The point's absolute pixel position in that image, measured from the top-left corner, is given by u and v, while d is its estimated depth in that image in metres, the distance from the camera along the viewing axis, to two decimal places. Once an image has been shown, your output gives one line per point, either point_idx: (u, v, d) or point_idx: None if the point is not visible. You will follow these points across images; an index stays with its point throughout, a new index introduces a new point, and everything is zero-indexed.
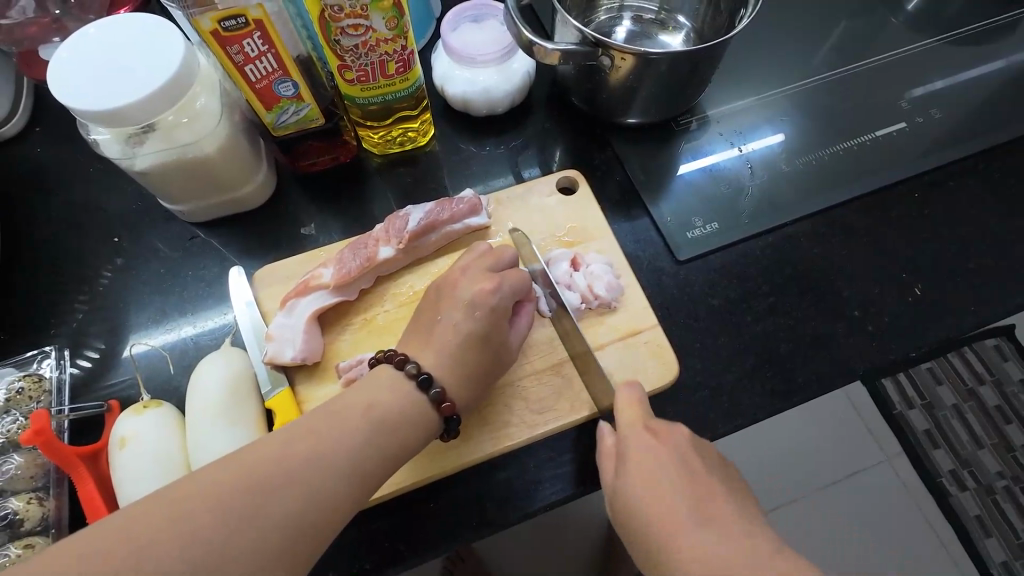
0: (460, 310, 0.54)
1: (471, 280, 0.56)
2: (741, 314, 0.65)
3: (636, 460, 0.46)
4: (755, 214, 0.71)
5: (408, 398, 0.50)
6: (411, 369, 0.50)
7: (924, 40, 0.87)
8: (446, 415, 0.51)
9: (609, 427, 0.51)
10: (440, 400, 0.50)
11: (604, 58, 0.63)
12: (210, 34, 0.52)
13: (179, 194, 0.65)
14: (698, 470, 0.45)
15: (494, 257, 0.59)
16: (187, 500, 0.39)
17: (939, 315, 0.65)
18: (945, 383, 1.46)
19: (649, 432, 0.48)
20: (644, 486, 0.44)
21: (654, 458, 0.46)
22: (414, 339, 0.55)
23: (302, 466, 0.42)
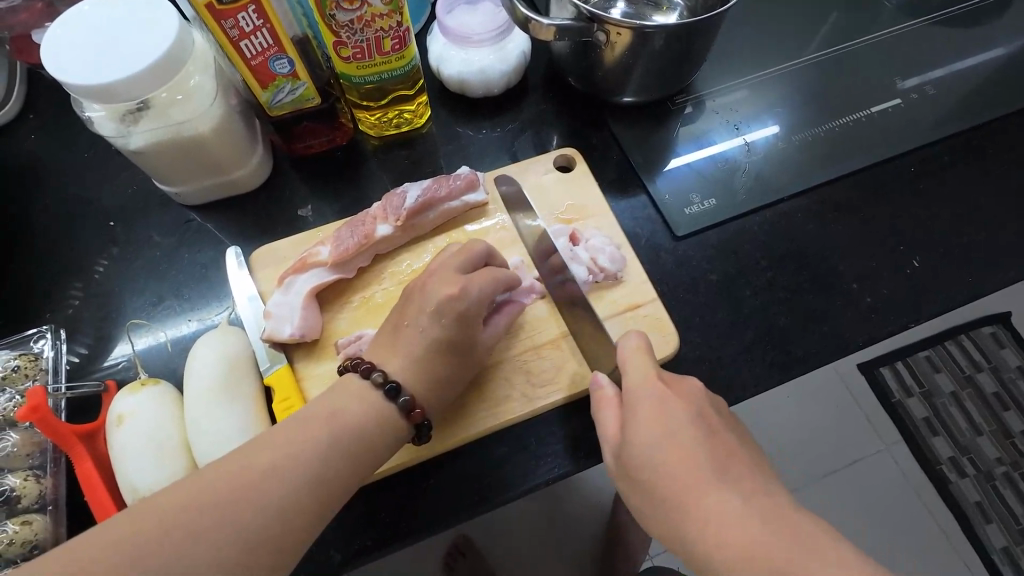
0: (426, 316, 0.53)
1: (439, 283, 0.54)
2: (740, 290, 0.65)
3: (651, 412, 0.46)
4: (752, 191, 0.71)
5: (377, 405, 0.49)
6: (378, 377, 0.50)
7: (916, 21, 0.88)
8: (417, 422, 0.51)
9: (608, 380, 0.52)
10: (410, 408, 0.50)
11: (599, 33, 0.63)
12: (204, 8, 0.51)
13: (175, 175, 0.65)
14: (713, 423, 0.46)
15: (465, 257, 0.57)
16: (156, 509, 0.39)
17: (937, 288, 0.65)
18: (943, 370, 1.47)
19: (662, 382, 0.49)
20: (661, 439, 0.44)
21: (663, 403, 0.46)
22: (382, 344, 0.53)
23: (268, 470, 0.42)
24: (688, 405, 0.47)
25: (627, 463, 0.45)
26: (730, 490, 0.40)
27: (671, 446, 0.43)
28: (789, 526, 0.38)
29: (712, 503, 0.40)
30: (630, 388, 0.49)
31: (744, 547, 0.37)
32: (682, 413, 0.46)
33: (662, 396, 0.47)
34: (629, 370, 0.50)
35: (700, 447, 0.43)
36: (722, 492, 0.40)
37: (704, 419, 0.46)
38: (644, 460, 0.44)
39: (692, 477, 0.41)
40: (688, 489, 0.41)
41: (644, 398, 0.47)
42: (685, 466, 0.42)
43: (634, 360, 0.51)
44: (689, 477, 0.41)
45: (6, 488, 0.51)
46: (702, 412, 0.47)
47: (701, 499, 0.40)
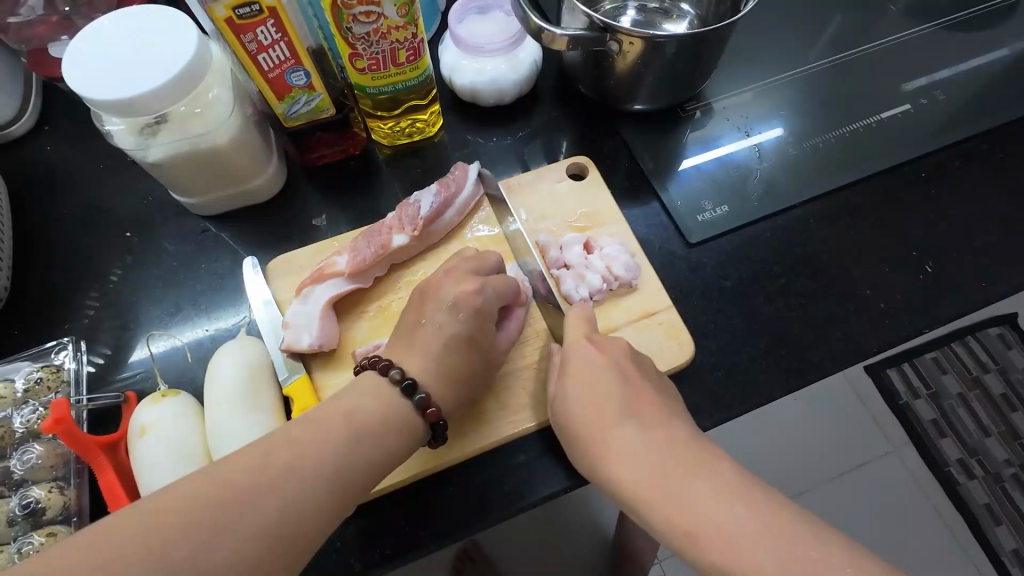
0: (443, 311, 0.53)
1: (456, 282, 0.56)
2: (754, 295, 0.66)
3: (577, 371, 0.51)
4: (764, 197, 0.71)
5: (394, 404, 0.49)
6: (396, 374, 0.50)
7: (921, 26, 0.88)
8: (433, 421, 0.50)
9: (559, 347, 0.57)
10: (426, 406, 0.50)
11: (612, 43, 0.64)
12: (224, 22, 0.52)
13: (192, 186, 0.65)
14: (633, 375, 0.50)
15: (479, 261, 0.58)
16: (205, 494, 0.39)
17: (950, 292, 0.66)
18: (950, 372, 1.46)
19: (590, 343, 0.53)
20: (583, 385, 0.50)
21: (594, 364, 0.51)
22: (398, 343, 0.54)
23: (315, 461, 0.43)
24: (610, 363, 0.51)
25: (562, 421, 0.51)
26: (637, 430, 0.46)
27: (590, 403, 0.49)
28: (684, 462, 0.43)
29: (619, 447, 0.45)
30: (566, 349, 0.54)
31: (596, 428, 0.47)
32: (608, 376, 0.50)
33: (589, 355, 0.52)
34: (568, 331, 0.56)
35: (611, 392, 0.49)
36: (622, 426, 0.46)
37: (623, 370, 0.51)
38: (572, 407, 0.50)
39: (602, 420, 0.47)
40: (599, 428, 0.47)
41: (578, 355, 0.52)
42: (599, 412, 0.48)
43: (573, 322, 0.56)
44: (604, 413, 0.48)
45: (30, 500, 0.51)
46: (622, 366, 0.51)
47: (612, 443, 0.46)
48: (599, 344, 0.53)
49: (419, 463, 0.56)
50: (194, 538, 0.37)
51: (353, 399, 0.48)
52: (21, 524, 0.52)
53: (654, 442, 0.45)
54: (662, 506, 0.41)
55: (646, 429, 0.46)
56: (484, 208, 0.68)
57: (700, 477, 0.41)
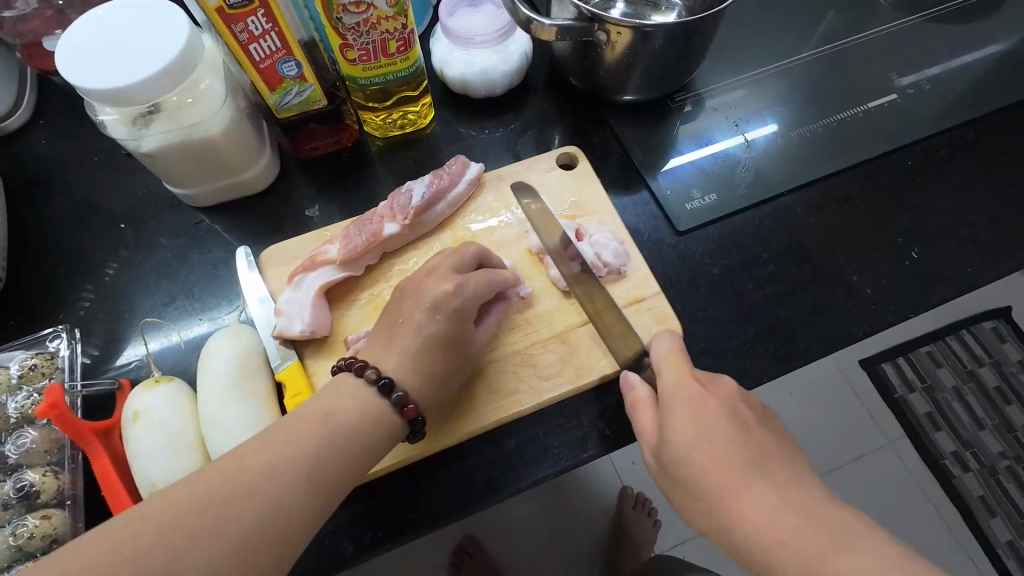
0: (421, 311, 0.53)
1: (435, 281, 0.55)
2: (742, 282, 0.66)
3: (690, 417, 0.45)
4: (752, 185, 0.72)
5: (371, 402, 0.49)
6: (372, 374, 0.49)
7: (909, 17, 0.89)
8: (412, 417, 0.50)
9: (639, 379, 0.52)
10: (403, 404, 0.49)
11: (600, 33, 0.65)
12: (215, 12, 0.52)
13: (185, 177, 0.66)
14: (749, 424, 0.46)
15: (458, 257, 0.58)
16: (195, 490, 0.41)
17: (937, 279, 0.66)
18: (944, 366, 1.47)
19: (698, 383, 0.48)
20: (696, 437, 0.44)
21: (705, 409, 0.46)
22: (378, 342, 0.54)
23: (307, 448, 0.45)
24: (722, 406, 0.46)
25: (666, 457, 0.46)
26: (764, 486, 0.42)
27: (709, 451, 0.43)
28: (826, 526, 0.39)
29: (750, 502, 0.41)
30: (665, 388, 0.48)
31: (719, 474, 0.42)
32: (722, 420, 0.45)
33: (702, 399, 0.47)
34: (663, 369, 0.50)
35: (737, 447, 0.44)
36: (758, 488, 0.42)
37: (740, 422, 0.46)
38: (682, 459, 0.44)
39: (726, 474, 0.42)
40: (724, 486, 0.42)
41: (685, 395, 0.47)
42: (721, 463, 0.43)
43: (667, 359, 0.51)
44: (728, 472, 0.42)
45: (25, 483, 0.53)
46: (735, 408, 0.47)
47: (740, 499, 0.41)
48: (705, 385, 0.48)
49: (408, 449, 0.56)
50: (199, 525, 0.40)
51: (344, 387, 0.49)
52: (16, 507, 0.53)
53: (791, 501, 0.41)
54: (736, 514, 0.41)
55: (774, 485, 0.42)
56: (476, 196, 0.69)
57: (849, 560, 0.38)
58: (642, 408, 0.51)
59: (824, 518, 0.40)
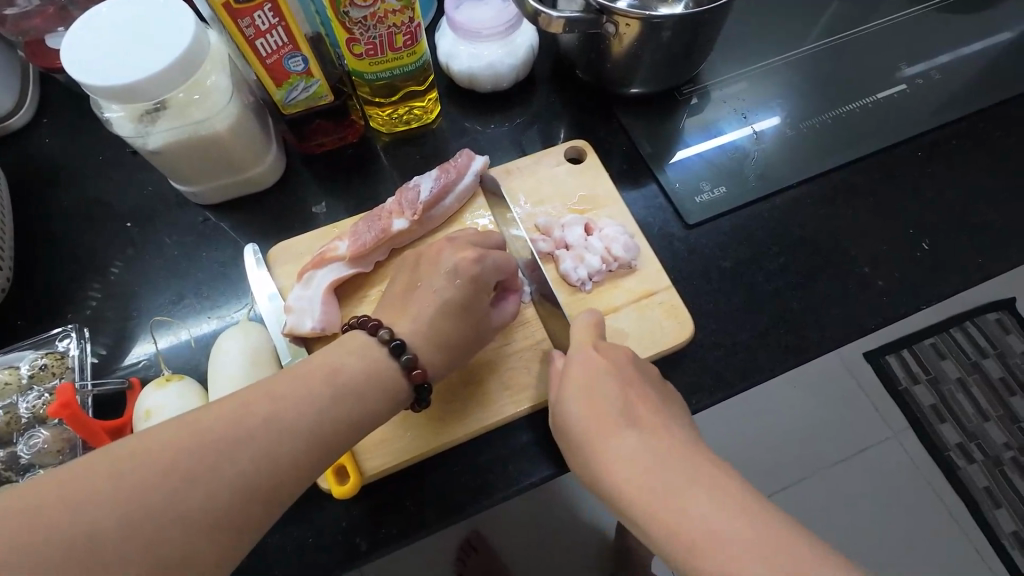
0: (441, 277, 0.54)
1: (455, 249, 0.56)
2: (752, 274, 0.66)
3: (579, 380, 0.49)
4: (762, 177, 0.71)
5: (380, 363, 0.49)
6: (385, 335, 0.50)
7: (915, 9, 0.88)
8: (418, 383, 0.50)
9: (560, 354, 0.55)
10: (412, 367, 0.49)
11: (608, 25, 0.64)
12: (222, 6, 0.52)
13: (192, 174, 0.65)
14: (636, 386, 0.48)
15: (481, 236, 0.59)
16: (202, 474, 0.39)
17: (947, 269, 0.66)
18: (948, 357, 1.47)
19: (595, 350, 0.51)
20: (582, 398, 0.48)
21: (596, 372, 0.49)
22: (391, 307, 0.54)
23: (331, 427, 0.44)
24: (613, 369, 0.49)
25: (559, 421, 0.49)
26: (636, 439, 0.44)
27: (592, 410, 0.47)
28: (690, 475, 0.41)
29: (617, 452, 0.44)
30: (569, 355, 0.52)
31: (596, 430, 0.46)
32: (609, 381, 0.48)
33: (592, 364, 0.50)
34: (575, 337, 0.53)
35: (615, 404, 0.47)
36: (628, 440, 0.44)
37: (627, 383, 0.48)
38: (569, 415, 0.48)
39: (652, 488, 0.42)
40: (598, 439, 0.45)
41: (577, 360, 0.51)
42: (601, 421, 0.46)
43: (580, 329, 0.54)
44: (602, 427, 0.46)
45: None
46: (626, 371, 0.49)
47: (608, 450, 0.44)
48: (603, 352, 0.51)
49: (420, 446, 0.56)
50: (227, 508, 0.39)
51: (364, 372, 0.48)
52: None
53: (660, 453, 0.43)
54: (608, 466, 0.44)
55: (646, 440, 0.44)
56: (482, 191, 0.68)
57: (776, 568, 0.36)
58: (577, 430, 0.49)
59: (691, 468, 0.42)
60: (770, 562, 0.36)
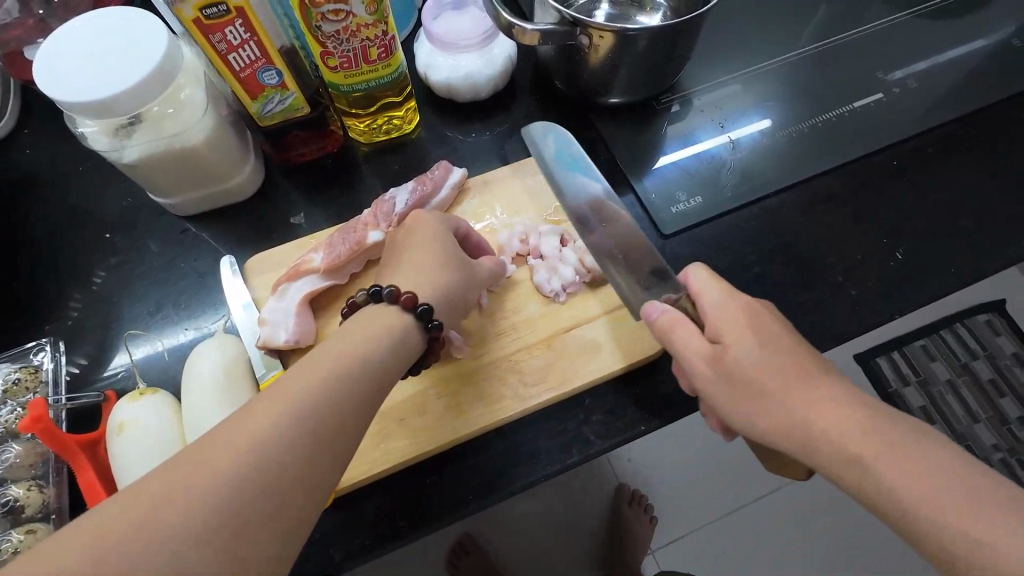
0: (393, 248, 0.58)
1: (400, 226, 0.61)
2: (728, 283, 0.66)
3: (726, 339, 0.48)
4: (739, 187, 0.71)
5: (372, 314, 0.50)
6: (361, 292, 0.52)
7: (899, 14, 0.88)
8: (414, 305, 0.51)
9: (662, 307, 0.53)
10: (397, 295, 0.51)
11: (582, 37, 0.64)
12: (192, 22, 0.52)
13: (169, 186, 0.65)
14: (778, 338, 0.48)
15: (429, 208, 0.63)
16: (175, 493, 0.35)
17: (922, 277, 0.66)
18: (939, 360, 1.48)
19: (725, 306, 0.51)
20: (723, 360, 0.47)
21: (739, 329, 0.48)
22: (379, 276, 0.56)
23: None
24: (748, 323, 0.49)
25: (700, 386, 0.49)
26: (823, 393, 0.44)
27: (751, 366, 0.46)
28: (879, 429, 0.41)
29: (796, 409, 0.43)
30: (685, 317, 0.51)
31: (752, 389, 0.46)
32: (751, 335, 0.48)
33: (732, 319, 0.49)
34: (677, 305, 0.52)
35: (769, 361, 0.46)
36: (805, 395, 0.44)
37: (768, 335, 0.48)
38: (714, 382, 0.48)
39: (766, 383, 0.45)
40: (762, 397, 0.45)
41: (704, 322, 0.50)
42: (748, 381, 0.46)
43: (703, 285, 0.53)
44: (759, 384, 0.45)
45: (8, 498, 0.52)
46: (762, 325, 0.49)
47: (776, 405, 0.44)
48: (729, 305, 0.51)
49: (391, 458, 0.55)
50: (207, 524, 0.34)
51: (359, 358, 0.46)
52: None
53: (854, 403, 0.43)
54: (781, 426, 0.44)
55: (832, 394, 0.44)
56: (458, 202, 0.68)
57: (896, 447, 0.39)
58: (677, 331, 0.51)
59: (882, 421, 0.41)
60: (897, 450, 0.39)
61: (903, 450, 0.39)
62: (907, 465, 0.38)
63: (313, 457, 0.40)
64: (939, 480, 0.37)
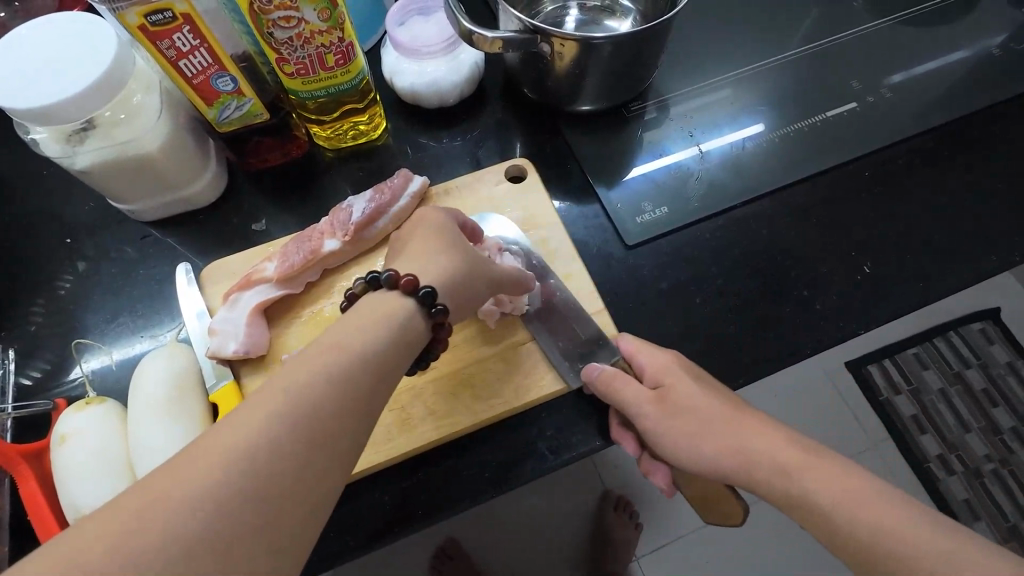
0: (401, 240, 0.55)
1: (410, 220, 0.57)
2: (690, 296, 0.65)
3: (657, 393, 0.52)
4: (706, 198, 0.70)
5: (373, 303, 0.46)
6: (360, 280, 0.49)
7: (879, 20, 0.86)
8: (413, 288, 0.46)
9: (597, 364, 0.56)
10: (395, 279, 0.47)
11: (544, 44, 0.63)
12: (138, 29, 0.51)
13: (126, 193, 0.65)
14: (697, 384, 0.52)
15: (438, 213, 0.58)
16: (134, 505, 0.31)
17: (889, 292, 0.65)
18: (931, 368, 1.46)
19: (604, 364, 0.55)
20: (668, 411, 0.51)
21: (672, 379, 0.52)
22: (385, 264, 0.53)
23: None
24: (667, 374, 0.53)
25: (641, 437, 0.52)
26: (714, 428, 0.48)
27: (685, 414, 0.50)
28: (748, 456, 0.46)
29: (718, 440, 0.48)
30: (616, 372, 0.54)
31: (695, 430, 0.49)
32: (685, 386, 0.51)
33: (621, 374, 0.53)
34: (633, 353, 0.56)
35: (700, 404, 0.50)
36: (719, 432, 0.48)
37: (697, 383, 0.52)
38: (655, 433, 0.51)
39: (701, 421, 0.49)
40: (694, 435, 0.49)
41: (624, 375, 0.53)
42: (683, 422, 0.50)
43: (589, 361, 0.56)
44: (716, 423, 0.49)
45: None
46: (686, 376, 0.52)
47: (704, 440, 0.49)
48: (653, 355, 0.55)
49: None
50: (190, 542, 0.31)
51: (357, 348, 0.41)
52: None
53: (715, 441, 0.48)
54: (721, 460, 0.48)
55: (722, 424, 0.48)
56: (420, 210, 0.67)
57: (806, 473, 0.44)
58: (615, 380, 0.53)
59: (748, 448, 0.47)
60: (810, 470, 0.44)
61: (835, 466, 0.44)
62: (834, 489, 0.43)
63: (310, 468, 0.36)
64: (843, 488, 0.43)
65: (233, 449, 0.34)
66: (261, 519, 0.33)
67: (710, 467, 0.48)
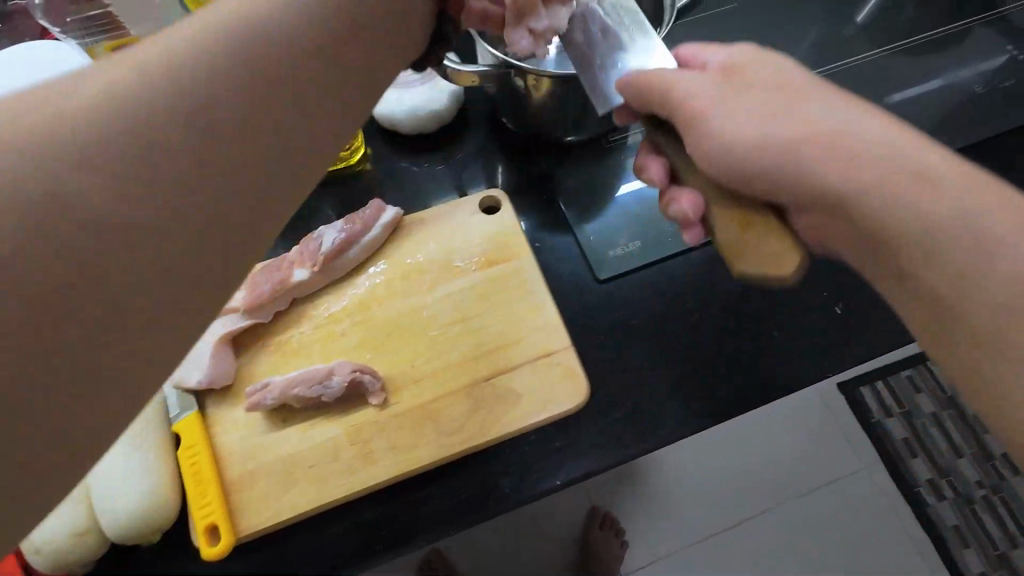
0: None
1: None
2: (662, 333, 0.65)
3: (803, 118, 0.41)
4: (681, 232, 0.70)
5: None
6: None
7: (871, 51, 0.85)
8: None
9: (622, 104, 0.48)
10: None
11: (519, 79, 0.63)
12: None
13: None
14: (790, 88, 0.43)
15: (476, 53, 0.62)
16: None
17: (863, 333, 0.64)
18: (925, 392, 1.37)
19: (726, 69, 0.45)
20: (750, 111, 0.42)
21: (802, 96, 0.42)
22: None
23: None
24: (765, 84, 0.43)
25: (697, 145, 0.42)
26: (924, 150, 0.40)
27: (795, 119, 0.41)
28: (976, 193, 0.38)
29: (910, 193, 0.38)
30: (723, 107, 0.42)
31: (858, 161, 0.40)
32: (809, 101, 0.42)
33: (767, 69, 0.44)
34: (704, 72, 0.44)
35: (871, 130, 0.40)
36: (892, 173, 0.39)
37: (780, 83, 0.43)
38: (721, 141, 0.41)
39: (813, 137, 0.40)
40: (855, 161, 0.40)
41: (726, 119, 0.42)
42: (834, 144, 0.40)
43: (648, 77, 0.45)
44: (883, 144, 0.40)
45: None
46: (774, 80, 0.44)
47: (867, 174, 0.39)
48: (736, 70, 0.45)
49: (298, 506, 0.55)
50: None
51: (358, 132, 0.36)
52: None
53: (954, 171, 0.39)
54: (871, 202, 0.39)
55: (917, 166, 0.39)
56: (392, 239, 0.67)
57: None
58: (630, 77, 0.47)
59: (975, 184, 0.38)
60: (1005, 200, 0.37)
61: (992, 187, 0.38)
62: None
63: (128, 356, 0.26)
64: None
65: (137, 119, 0.26)
66: (187, 310, 0.27)
67: (812, 174, 0.40)
